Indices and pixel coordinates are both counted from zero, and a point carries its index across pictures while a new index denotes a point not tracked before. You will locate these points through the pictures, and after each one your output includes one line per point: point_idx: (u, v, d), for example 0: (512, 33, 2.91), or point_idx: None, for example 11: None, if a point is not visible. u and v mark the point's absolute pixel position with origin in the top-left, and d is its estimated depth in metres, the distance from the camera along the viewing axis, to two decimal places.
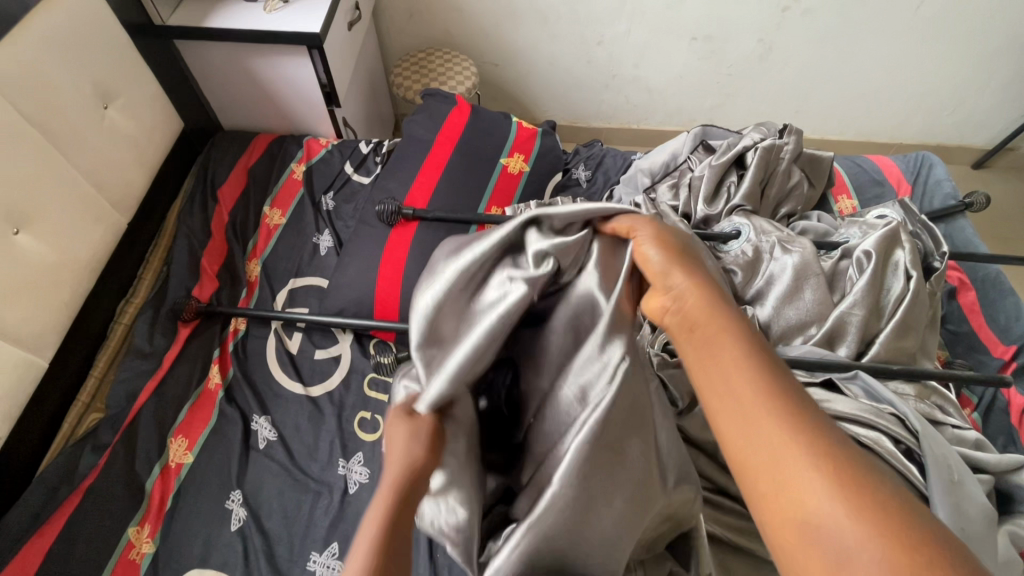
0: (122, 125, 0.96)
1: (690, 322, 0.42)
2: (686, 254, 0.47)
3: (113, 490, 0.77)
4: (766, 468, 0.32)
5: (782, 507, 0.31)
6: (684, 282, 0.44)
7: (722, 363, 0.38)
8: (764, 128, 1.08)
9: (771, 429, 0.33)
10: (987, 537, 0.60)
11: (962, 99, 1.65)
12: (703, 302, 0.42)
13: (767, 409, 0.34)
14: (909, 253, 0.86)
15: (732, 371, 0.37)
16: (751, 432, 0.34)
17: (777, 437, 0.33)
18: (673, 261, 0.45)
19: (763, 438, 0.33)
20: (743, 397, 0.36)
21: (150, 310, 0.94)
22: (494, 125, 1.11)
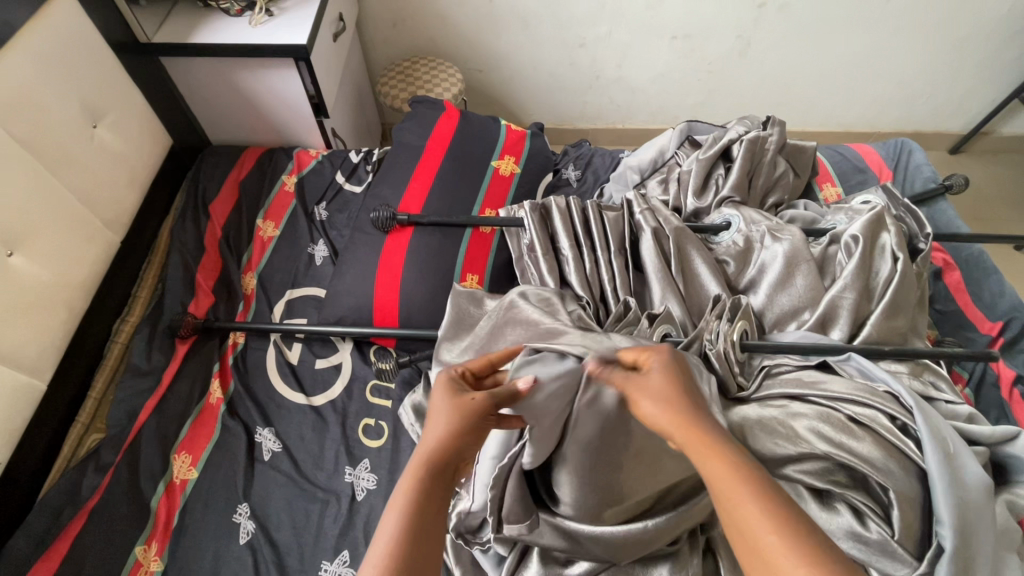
0: (111, 143, 0.96)
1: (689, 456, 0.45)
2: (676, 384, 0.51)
3: (118, 510, 0.77)
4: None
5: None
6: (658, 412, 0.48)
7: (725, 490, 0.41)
8: (748, 121, 1.10)
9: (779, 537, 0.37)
10: (985, 506, 0.62)
11: (937, 86, 1.69)
12: (698, 433, 0.45)
13: (773, 527, 0.38)
14: (895, 235, 0.88)
15: (733, 487, 0.41)
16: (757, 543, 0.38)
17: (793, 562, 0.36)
18: (666, 394, 0.49)
19: (745, 521, 0.39)
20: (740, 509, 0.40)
21: (147, 328, 0.93)
22: (484, 129, 1.12)
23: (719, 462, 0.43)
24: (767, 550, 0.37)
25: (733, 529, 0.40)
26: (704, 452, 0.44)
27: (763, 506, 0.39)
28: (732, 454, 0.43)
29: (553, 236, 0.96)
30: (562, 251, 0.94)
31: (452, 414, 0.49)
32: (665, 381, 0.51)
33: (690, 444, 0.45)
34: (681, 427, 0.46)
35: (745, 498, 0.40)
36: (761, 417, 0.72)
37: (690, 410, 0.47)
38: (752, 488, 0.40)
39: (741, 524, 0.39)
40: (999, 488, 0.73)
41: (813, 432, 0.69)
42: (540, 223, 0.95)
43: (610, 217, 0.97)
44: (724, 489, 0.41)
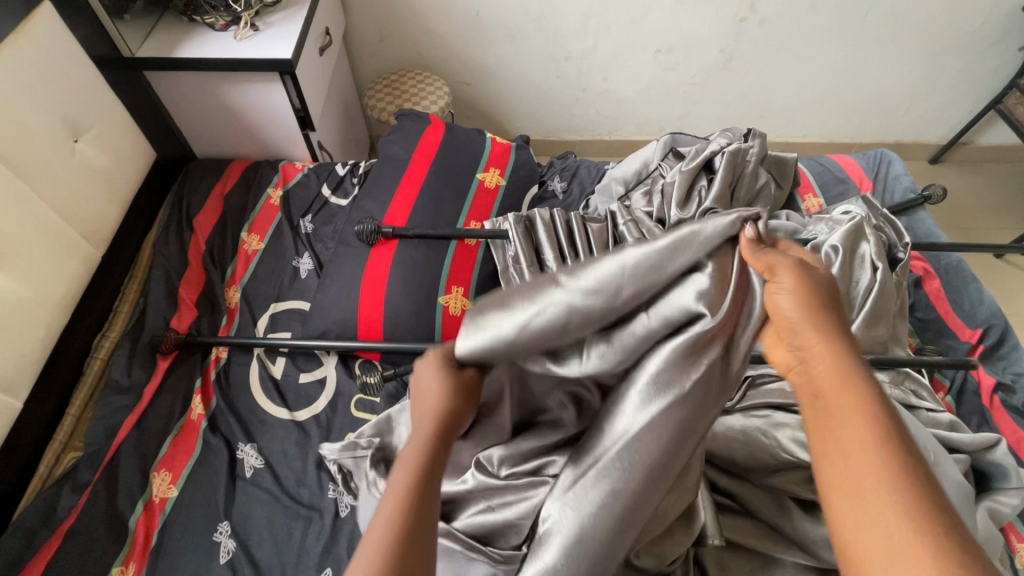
0: (93, 157, 0.95)
1: (817, 388, 0.45)
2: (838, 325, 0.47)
3: (95, 531, 0.75)
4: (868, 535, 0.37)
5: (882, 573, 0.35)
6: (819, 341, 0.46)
7: (851, 441, 0.41)
8: (730, 133, 1.12)
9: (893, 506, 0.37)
10: (965, 513, 0.63)
11: (915, 98, 1.73)
12: (842, 375, 0.44)
13: (884, 475, 0.39)
14: (874, 245, 0.89)
15: (858, 437, 0.41)
16: (861, 496, 0.39)
17: (890, 526, 0.36)
18: (815, 319, 0.47)
19: (861, 468, 0.39)
20: (859, 460, 0.40)
21: (128, 343, 0.92)
22: (469, 142, 1.13)
23: (855, 418, 0.42)
24: (869, 502, 0.38)
25: (832, 461, 0.41)
26: (839, 391, 0.43)
27: (884, 463, 0.39)
28: (872, 406, 0.42)
29: (538, 248, 0.97)
30: (547, 264, 0.94)
31: (444, 381, 0.50)
32: (821, 312, 0.47)
33: (830, 381, 0.44)
34: (836, 362, 0.45)
35: (865, 447, 0.40)
36: (746, 426, 0.72)
37: (847, 353, 0.45)
38: (874, 438, 0.41)
39: (848, 458, 0.40)
40: (982, 495, 0.74)
41: (796, 441, 0.68)
42: (524, 236, 0.96)
43: (594, 229, 0.97)
44: (846, 433, 0.41)
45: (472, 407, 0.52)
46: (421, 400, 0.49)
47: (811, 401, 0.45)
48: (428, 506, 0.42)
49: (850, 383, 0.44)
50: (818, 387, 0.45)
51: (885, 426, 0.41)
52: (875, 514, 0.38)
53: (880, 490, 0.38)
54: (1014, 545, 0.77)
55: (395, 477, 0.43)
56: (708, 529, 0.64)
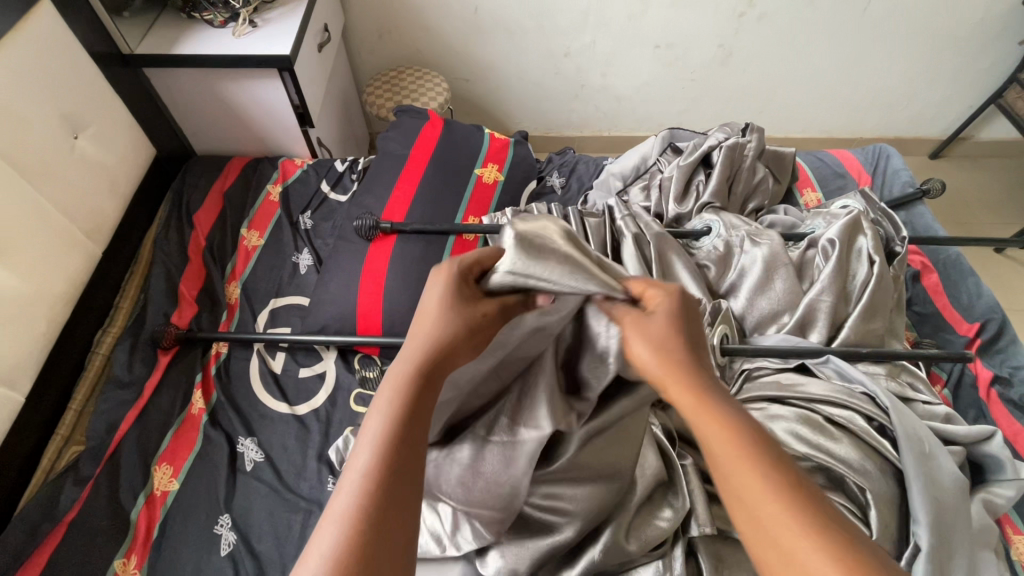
0: (93, 153, 0.96)
1: (691, 425, 0.42)
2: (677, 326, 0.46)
3: (97, 523, 0.76)
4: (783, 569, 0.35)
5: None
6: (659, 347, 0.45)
7: (733, 472, 0.39)
8: (728, 128, 1.12)
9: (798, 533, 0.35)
10: (959, 504, 0.64)
11: (915, 93, 1.73)
12: (701, 401, 0.42)
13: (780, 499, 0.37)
14: (871, 239, 0.90)
15: (743, 467, 0.39)
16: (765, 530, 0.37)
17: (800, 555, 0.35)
18: (668, 349, 0.44)
19: (753, 499, 0.38)
20: (752, 491, 0.38)
21: (129, 339, 0.93)
22: (467, 138, 1.13)
23: (731, 443, 0.40)
24: (773, 533, 0.36)
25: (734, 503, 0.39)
26: (708, 421, 0.41)
27: (770, 486, 0.38)
28: (735, 428, 0.41)
29: None
30: None
31: (447, 319, 0.45)
32: (669, 334, 0.45)
33: (697, 413, 0.42)
34: (692, 390, 0.43)
35: (747, 473, 0.38)
36: None
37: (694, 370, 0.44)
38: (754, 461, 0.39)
39: (742, 494, 0.38)
40: (978, 487, 0.74)
41: (791, 433, 0.69)
42: None
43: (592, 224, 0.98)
44: (732, 466, 0.39)
45: (471, 351, 0.47)
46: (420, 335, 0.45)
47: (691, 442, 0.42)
48: (409, 460, 0.38)
49: (709, 406, 0.42)
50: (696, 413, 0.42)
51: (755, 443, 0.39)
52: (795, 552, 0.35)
53: (786, 522, 0.36)
54: (1010, 536, 0.77)
55: (371, 427, 0.39)
56: (698, 513, 0.66)
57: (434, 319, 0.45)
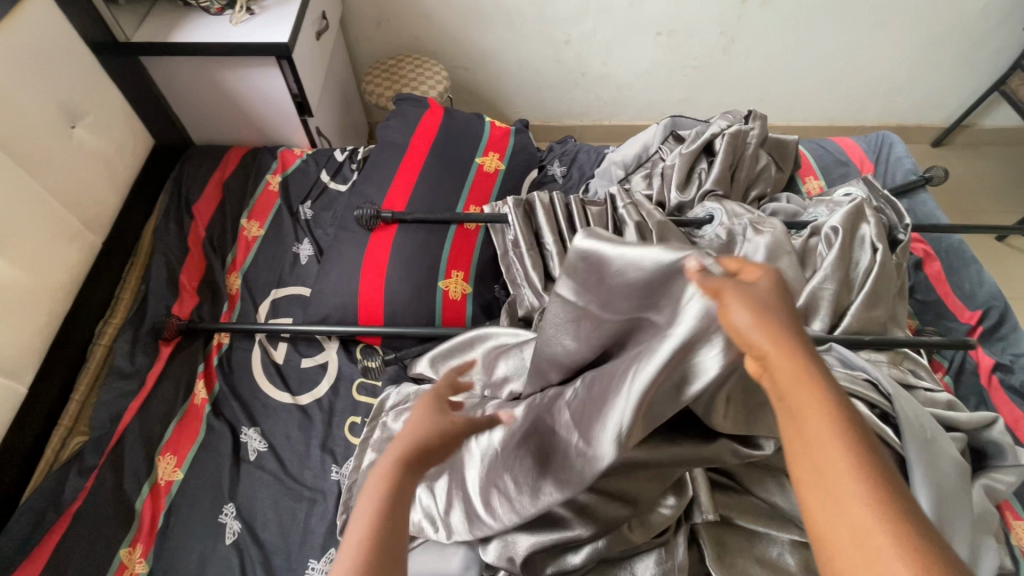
0: (90, 143, 0.95)
1: (780, 389, 0.36)
2: (779, 311, 0.37)
3: (103, 513, 0.76)
4: (855, 549, 0.30)
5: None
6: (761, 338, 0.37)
7: (817, 440, 0.33)
8: (730, 116, 1.11)
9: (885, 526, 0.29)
10: (960, 490, 0.64)
11: (918, 80, 1.71)
12: (801, 363, 0.36)
13: (856, 480, 0.31)
14: (874, 226, 0.89)
15: (823, 428, 0.33)
16: (835, 509, 0.31)
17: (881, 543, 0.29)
18: (771, 317, 0.37)
19: (834, 474, 0.32)
20: (836, 468, 0.32)
21: (131, 329, 0.92)
22: (468, 126, 1.12)
23: (814, 408, 0.34)
24: (856, 521, 0.30)
25: (805, 468, 0.34)
26: (800, 383, 0.35)
27: (852, 459, 0.32)
28: (834, 398, 0.34)
29: (538, 232, 0.97)
30: (546, 247, 0.94)
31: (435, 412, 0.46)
32: (766, 298, 0.38)
33: (792, 373, 0.35)
34: (786, 358, 0.36)
35: (834, 443, 0.33)
36: None
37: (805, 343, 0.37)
38: (844, 437, 0.33)
39: (819, 464, 0.33)
40: (978, 472, 0.75)
41: None
42: (524, 219, 0.96)
43: (594, 212, 0.98)
44: (818, 439, 0.33)
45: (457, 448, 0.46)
46: (407, 428, 0.45)
47: (776, 404, 0.36)
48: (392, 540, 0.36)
49: (802, 368, 0.35)
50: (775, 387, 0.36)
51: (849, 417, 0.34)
52: (858, 533, 0.30)
53: (858, 501, 0.31)
54: (1010, 522, 0.78)
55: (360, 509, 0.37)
56: (702, 502, 0.67)
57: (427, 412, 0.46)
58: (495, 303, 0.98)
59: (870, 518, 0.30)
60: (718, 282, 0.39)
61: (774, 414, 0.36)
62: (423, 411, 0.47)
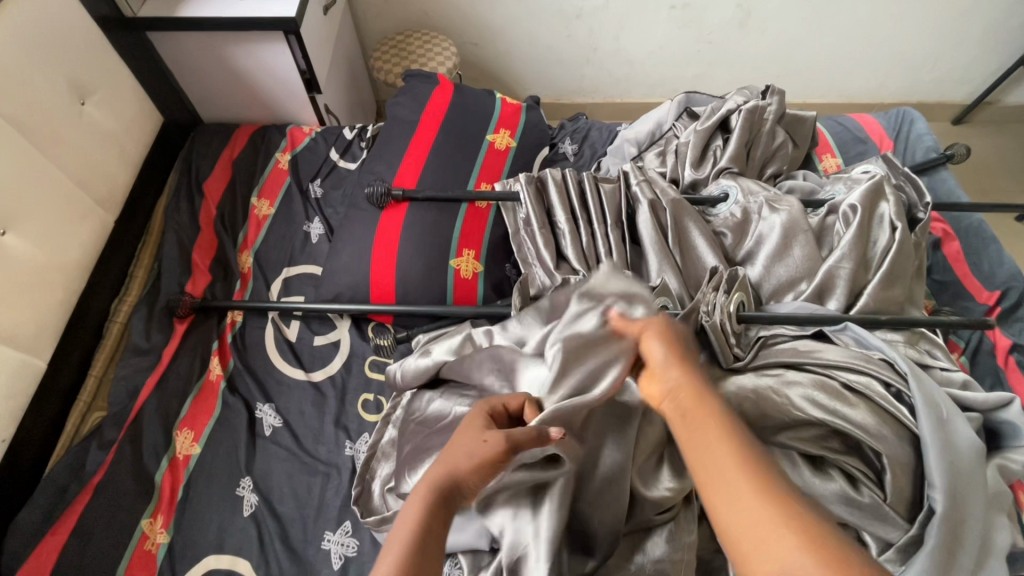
0: (100, 121, 0.94)
1: (683, 408, 0.49)
2: (685, 353, 0.55)
3: (123, 485, 0.78)
4: (749, 534, 0.39)
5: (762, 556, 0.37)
6: (677, 376, 0.52)
7: (712, 449, 0.45)
8: (747, 91, 1.08)
9: (759, 499, 0.40)
10: (974, 469, 0.64)
11: (942, 55, 1.66)
12: (696, 394, 0.50)
13: (740, 468, 0.42)
14: (893, 204, 0.87)
15: (716, 436, 0.45)
16: (735, 505, 0.40)
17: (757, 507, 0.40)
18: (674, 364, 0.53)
19: (722, 468, 0.43)
20: (727, 470, 0.42)
21: (145, 307, 0.93)
22: (478, 102, 1.10)
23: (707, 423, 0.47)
24: (738, 498, 0.41)
25: (700, 470, 0.44)
26: (699, 406, 0.49)
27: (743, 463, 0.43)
28: (720, 412, 0.48)
29: (549, 210, 0.96)
30: (558, 226, 0.93)
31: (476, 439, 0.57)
32: (674, 355, 0.54)
33: (690, 398, 0.50)
34: (685, 387, 0.51)
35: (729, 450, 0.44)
36: (756, 385, 0.72)
37: (699, 384, 0.51)
38: (733, 449, 0.44)
39: (717, 469, 0.43)
40: (991, 453, 0.74)
41: (806, 399, 0.70)
42: (535, 197, 0.95)
43: (606, 190, 0.96)
44: (704, 440, 0.46)
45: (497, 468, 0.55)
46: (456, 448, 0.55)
47: (680, 421, 0.49)
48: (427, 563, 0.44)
49: (696, 394, 0.50)
50: (681, 415, 0.49)
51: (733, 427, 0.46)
52: (736, 501, 0.41)
53: (756, 499, 0.40)
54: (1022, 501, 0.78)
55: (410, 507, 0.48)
56: None
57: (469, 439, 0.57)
58: (507, 282, 0.98)
59: (754, 503, 0.40)
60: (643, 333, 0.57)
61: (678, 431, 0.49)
62: (470, 434, 0.57)
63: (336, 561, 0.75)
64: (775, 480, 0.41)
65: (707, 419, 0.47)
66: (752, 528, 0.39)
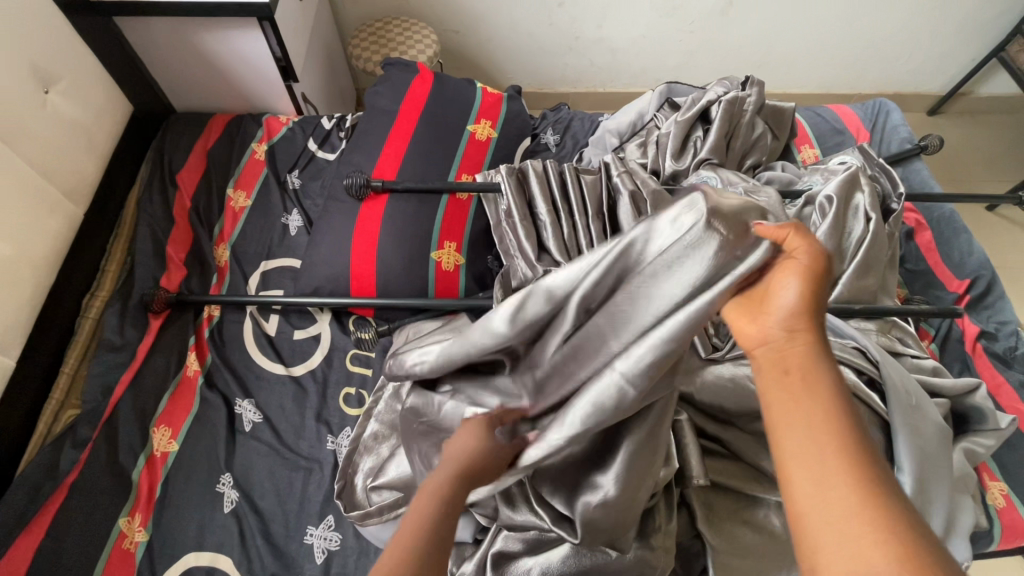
0: (65, 110, 0.91)
1: (786, 365, 0.41)
2: (820, 301, 0.42)
3: (100, 484, 0.77)
4: (828, 528, 0.34)
5: (835, 555, 0.33)
6: (786, 329, 0.42)
7: (810, 427, 0.38)
8: (727, 82, 1.09)
9: (851, 495, 0.35)
10: (940, 451, 0.67)
11: (918, 46, 1.68)
12: (809, 358, 0.41)
13: (837, 454, 0.36)
14: (868, 195, 0.89)
15: (817, 412, 0.38)
16: (822, 495, 0.35)
17: (843, 500, 0.35)
18: (803, 316, 0.41)
19: (818, 450, 0.37)
20: (822, 455, 0.37)
21: (118, 302, 0.91)
22: (459, 92, 1.09)
23: (811, 396, 0.39)
24: (827, 486, 0.36)
25: (788, 438, 0.39)
26: (809, 374, 0.40)
27: (840, 452, 0.37)
28: (832, 387, 0.39)
29: (531, 201, 0.95)
30: (539, 217, 0.93)
31: (483, 435, 0.53)
32: (810, 301, 0.42)
33: (801, 361, 0.41)
34: (802, 344, 0.41)
35: (829, 434, 0.37)
36: (734, 375, 0.75)
37: (815, 342, 0.41)
38: (835, 434, 0.37)
39: (807, 446, 0.38)
40: (958, 436, 0.77)
41: None
42: (516, 188, 0.94)
43: (587, 181, 0.96)
44: (804, 414, 0.39)
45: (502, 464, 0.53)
46: (451, 450, 0.52)
47: (778, 380, 0.41)
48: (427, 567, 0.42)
49: (810, 357, 0.41)
50: (778, 375, 0.41)
51: (842, 406, 0.39)
52: (822, 486, 0.36)
53: (848, 494, 0.35)
54: (987, 483, 0.81)
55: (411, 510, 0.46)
56: (693, 468, 0.70)
57: (472, 438, 0.52)
58: (488, 274, 0.97)
59: (842, 498, 0.35)
60: (785, 271, 0.42)
61: (766, 390, 0.42)
62: (470, 431, 0.53)
63: (319, 556, 0.75)
64: (876, 479, 0.35)
65: (811, 393, 0.39)
66: (838, 534, 0.34)
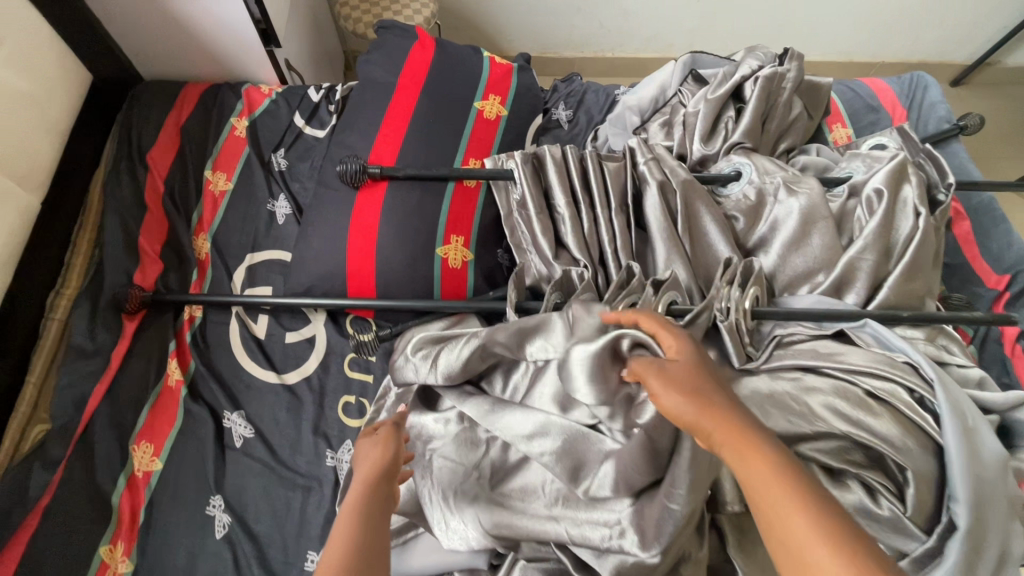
0: (11, 81, 0.78)
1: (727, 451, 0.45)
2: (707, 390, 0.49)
3: (76, 511, 0.69)
4: None
5: None
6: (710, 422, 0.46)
7: (767, 495, 0.41)
8: (761, 54, 0.98)
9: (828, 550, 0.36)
10: (1000, 481, 0.61)
11: (951, 10, 1.56)
12: (736, 431, 0.45)
13: (798, 513, 0.39)
14: (917, 188, 0.81)
15: (768, 477, 0.41)
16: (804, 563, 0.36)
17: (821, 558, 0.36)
18: (701, 410, 0.47)
19: (781, 514, 0.39)
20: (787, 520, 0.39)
21: (87, 302, 0.80)
22: (464, 62, 0.97)
23: (758, 463, 0.42)
24: (798, 547, 0.37)
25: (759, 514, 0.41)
26: (743, 449, 0.44)
27: (800, 508, 0.39)
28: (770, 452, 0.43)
29: (547, 190, 0.86)
30: (557, 210, 0.84)
31: (384, 441, 0.57)
32: (700, 391, 0.48)
33: (731, 440, 0.45)
34: (720, 423, 0.46)
35: (784, 494, 0.40)
36: (773, 391, 0.67)
37: (731, 413, 0.47)
38: (790, 493, 0.40)
39: (774, 515, 0.40)
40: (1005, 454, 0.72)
41: (827, 408, 0.65)
42: (532, 176, 0.85)
43: (610, 168, 0.86)
44: (759, 485, 0.41)
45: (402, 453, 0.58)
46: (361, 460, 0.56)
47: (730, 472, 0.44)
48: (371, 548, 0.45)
49: (739, 434, 0.45)
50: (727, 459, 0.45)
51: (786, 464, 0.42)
52: (798, 554, 0.37)
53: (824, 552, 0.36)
54: None
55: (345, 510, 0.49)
56: (727, 491, 0.64)
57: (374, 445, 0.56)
58: (499, 270, 0.89)
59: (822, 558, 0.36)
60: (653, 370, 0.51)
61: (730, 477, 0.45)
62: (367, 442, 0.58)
63: None
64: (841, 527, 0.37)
65: (755, 461, 0.42)
66: None
